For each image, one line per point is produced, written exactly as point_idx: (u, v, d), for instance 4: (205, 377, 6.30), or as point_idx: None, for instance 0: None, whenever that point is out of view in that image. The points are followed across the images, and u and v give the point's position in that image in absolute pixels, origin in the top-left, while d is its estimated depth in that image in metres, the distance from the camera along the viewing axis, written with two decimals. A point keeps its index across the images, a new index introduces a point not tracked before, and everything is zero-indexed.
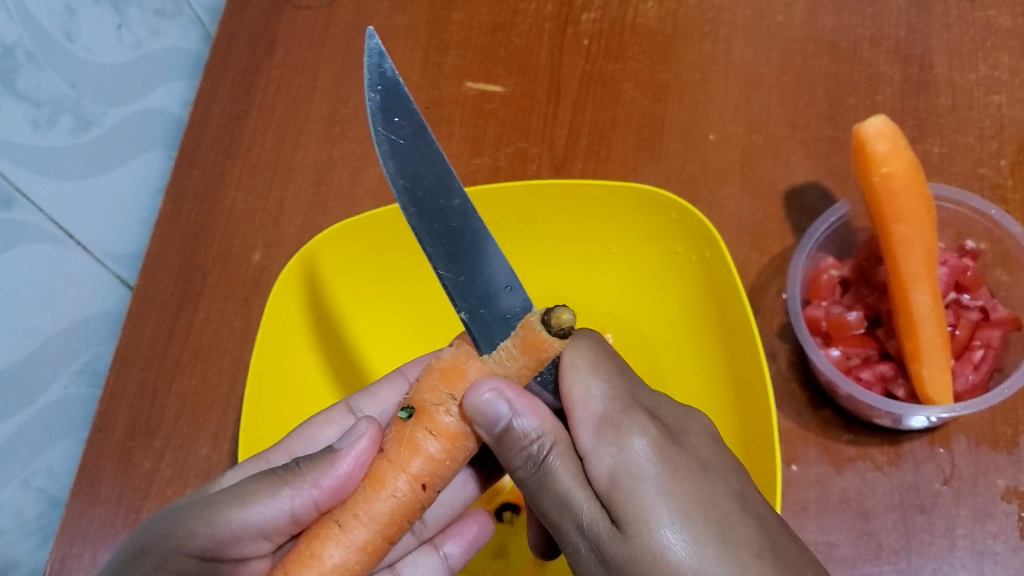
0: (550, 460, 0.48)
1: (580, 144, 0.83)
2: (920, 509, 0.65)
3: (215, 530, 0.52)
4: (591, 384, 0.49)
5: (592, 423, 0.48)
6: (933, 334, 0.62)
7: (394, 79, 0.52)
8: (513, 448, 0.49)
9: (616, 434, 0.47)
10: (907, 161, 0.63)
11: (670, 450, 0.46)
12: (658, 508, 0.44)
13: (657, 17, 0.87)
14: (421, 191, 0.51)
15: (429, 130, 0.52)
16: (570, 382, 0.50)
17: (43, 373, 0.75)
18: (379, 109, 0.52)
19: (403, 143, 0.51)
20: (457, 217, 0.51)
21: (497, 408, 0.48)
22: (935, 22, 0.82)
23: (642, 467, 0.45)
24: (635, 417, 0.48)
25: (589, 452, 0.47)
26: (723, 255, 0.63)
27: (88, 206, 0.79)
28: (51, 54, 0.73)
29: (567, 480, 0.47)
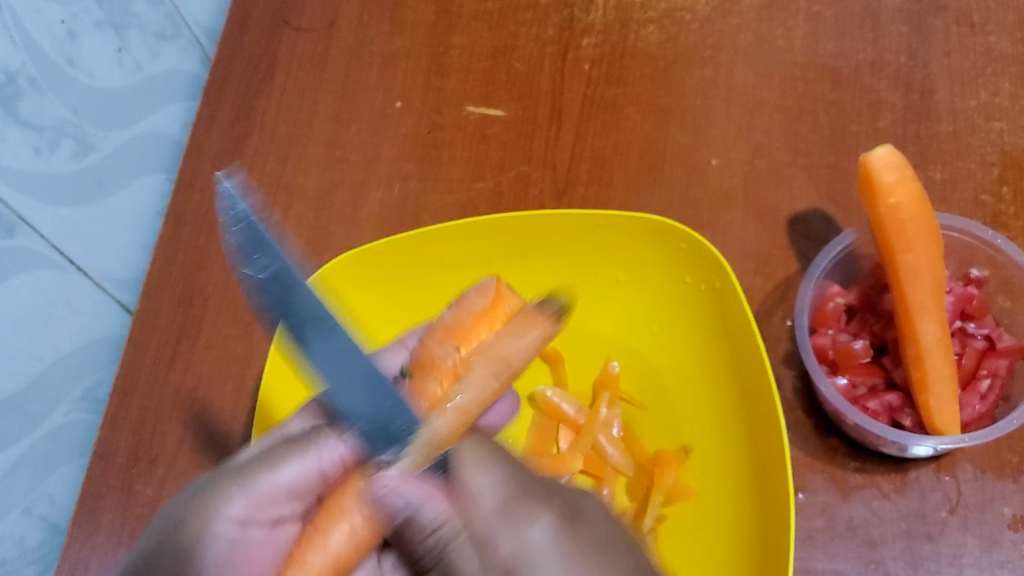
0: (454, 546, 0.45)
1: (582, 168, 0.83)
2: (926, 537, 0.65)
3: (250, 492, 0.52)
4: (485, 477, 0.45)
5: (489, 515, 0.44)
6: (939, 364, 0.62)
7: (250, 217, 0.47)
8: (415, 539, 0.46)
9: (515, 523, 0.43)
10: (914, 192, 0.64)
11: (571, 542, 0.43)
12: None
13: (658, 41, 0.87)
14: (306, 323, 0.49)
15: (294, 267, 0.48)
16: (462, 474, 0.46)
17: (45, 401, 0.74)
18: (238, 239, 0.47)
19: (269, 279, 0.48)
20: (337, 342, 0.49)
21: (398, 500, 0.45)
22: (935, 49, 0.82)
23: (541, 555, 0.42)
24: (534, 507, 0.44)
25: (490, 541, 0.43)
26: (733, 286, 0.63)
27: (88, 231, 0.78)
28: (52, 80, 0.72)
29: (472, 567, 0.44)
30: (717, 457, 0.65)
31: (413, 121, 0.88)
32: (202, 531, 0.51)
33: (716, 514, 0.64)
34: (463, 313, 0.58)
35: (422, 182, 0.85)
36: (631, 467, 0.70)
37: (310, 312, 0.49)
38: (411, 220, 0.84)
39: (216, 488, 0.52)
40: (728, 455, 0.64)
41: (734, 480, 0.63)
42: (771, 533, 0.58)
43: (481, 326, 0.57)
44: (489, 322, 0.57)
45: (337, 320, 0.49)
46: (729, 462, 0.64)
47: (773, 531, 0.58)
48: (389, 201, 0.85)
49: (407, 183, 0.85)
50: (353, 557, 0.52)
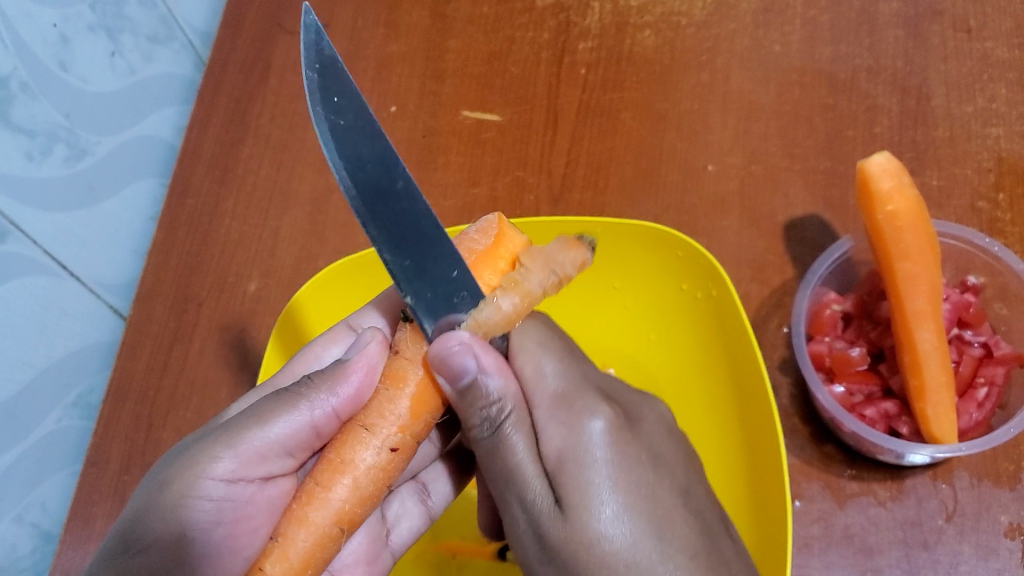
0: (505, 425, 0.49)
1: (577, 174, 0.83)
2: (923, 545, 0.64)
3: (236, 448, 0.52)
4: (546, 366, 0.51)
5: (546, 400, 0.49)
6: (937, 372, 0.62)
7: (332, 57, 0.52)
8: (472, 407, 0.49)
9: (569, 412, 0.48)
10: (911, 200, 0.64)
11: (624, 435, 0.47)
12: (603, 483, 0.45)
13: (654, 46, 0.87)
14: (367, 176, 0.50)
15: (371, 112, 0.52)
16: (521, 361, 0.51)
17: (38, 407, 0.74)
18: (319, 88, 0.51)
19: (343, 125, 0.51)
20: (402, 199, 0.50)
21: (463, 362, 0.47)
22: (932, 54, 0.82)
23: (591, 448, 0.46)
24: (588, 400, 0.49)
25: (543, 425, 0.48)
26: (731, 294, 0.63)
27: (81, 236, 0.77)
28: (45, 84, 0.72)
29: (521, 445, 0.48)
30: (710, 461, 0.65)
31: (408, 125, 0.88)
32: (186, 493, 0.51)
33: None
34: (466, 247, 0.57)
35: (417, 188, 0.85)
36: None
37: (372, 165, 0.50)
38: None
39: (204, 443, 0.52)
40: (725, 464, 0.64)
41: (731, 488, 0.63)
42: (767, 543, 0.57)
43: (484, 267, 0.56)
44: (493, 263, 0.56)
45: (399, 180, 0.51)
46: (726, 470, 0.64)
47: (770, 541, 0.57)
48: None
49: None
50: (334, 537, 0.53)
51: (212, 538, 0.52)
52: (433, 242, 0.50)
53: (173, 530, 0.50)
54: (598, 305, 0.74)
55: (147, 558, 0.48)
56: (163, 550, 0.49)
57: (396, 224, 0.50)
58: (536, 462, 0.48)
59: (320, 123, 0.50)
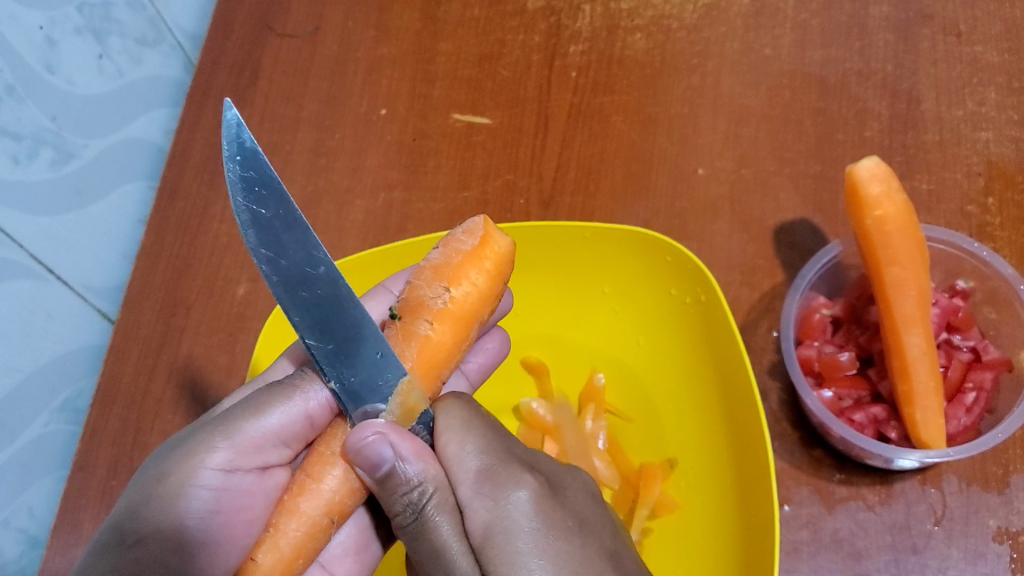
0: (429, 508, 0.46)
1: (567, 178, 0.82)
2: (911, 550, 0.65)
3: (231, 438, 0.52)
4: (466, 443, 0.48)
5: (469, 479, 0.47)
6: (926, 377, 0.62)
7: (254, 150, 0.49)
8: (394, 494, 0.47)
9: (494, 488, 0.46)
10: (899, 204, 0.64)
11: (549, 506, 0.45)
12: (531, 558, 0.43)
13: (645, 49, 0.87)
14: (286, 266, 0.49)
15: (293, 201, 0.50)
16: (445, 440, 0.49)
17: (24, 412, 0.73)
18: (238, 180, 0.49)
19: (265, 217, 0.49)
20: (323, 287, 0.50)
21: (381, 452, 0.47)
22: (922, 58, 0.82)
23: (516, 520, 0.44)
24: (514, 472, 0.47)
25: (467, 504, 0.46)
26: (719, 299, 0.63)
27: (68, 240, 0.77)
28: (31, 88, 0.71)
29: (445, 527, 0.45)
30: (700, 462, 0.65)
31: (398, 128, 0.88)
32: (182, 482, 0.50)
33: (706, 523, 0.63)
34: (452, 248, 0.58)
35: (407, 191, 0.84)
36: (616, 481, 0.69)
37: (292, 253, 0.50)
38: (396, 229, 0.83)
39: (197, 437, 0.52)
40: (713, 467, 0.64)
41: (719, 492, 0.63)
42: (754, 547, 0.57)
43: (471, 267, 0.58)
44: (479, 264, 0.58)
45: (320, 266, 0.50)
46: (715, 473, 0.64)
47: (757, 545, 0.57)
48: (374, 209, 0.84)
49: (391, 191, 0.85)
50: (325, 528, 0.53)
51: (212, 532, 0.51)
52: (358, 328, 0.51)
53: (171, 521, 0.49)
54: (589, 309, 0.74)
55: (146, 548, 0.48)
56: (162, 540, 0.48)
57: (321, 312, 0.50)
58: (464, 542, 0.45)
59: (241, 214, 0.49)
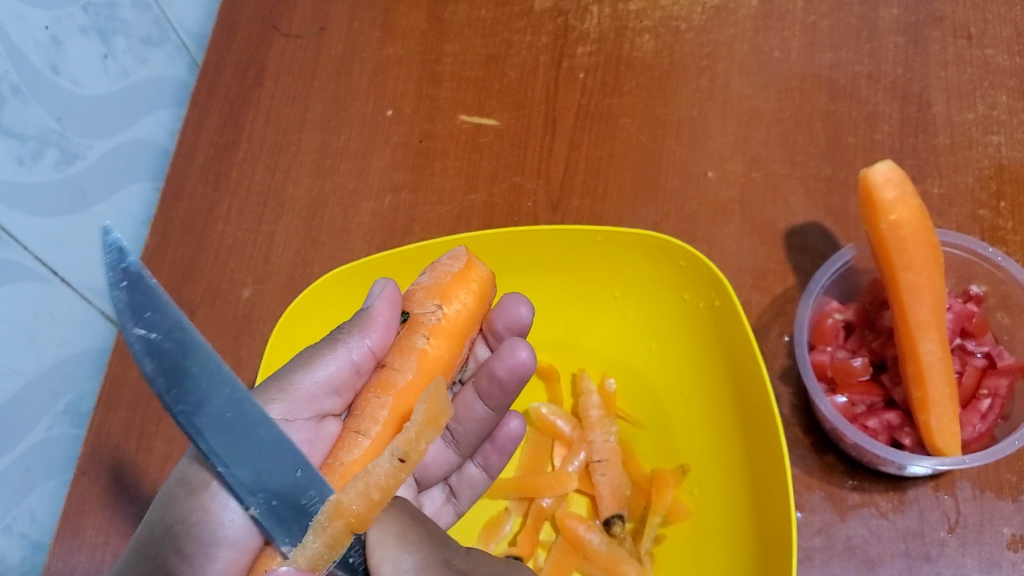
0: None
1: (576, 179, 0.82)
2: (925, 558, 0.64)
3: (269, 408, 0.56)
4: (401, 560, 0.49)
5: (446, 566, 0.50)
6: (941, 384, 0.62)
7: (143, 275, 0.50)
8: None
9: None
10: (915, 209, 0.63)
11: None
12: None
13: (653, 51, 0.86)
14: (191, 396, 0.49)
15: (189, 323, 0.50)
16: (379, 559, 0.50)
17: (27, 417, 0.73)
18: (127, 308, 0.49)
19: (160, 343, 0.49)
20: (230, 409, 0.50)
21: None
22: (932, 61, 0.81)
23: None
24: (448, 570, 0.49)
25: None
26: (733, 303, 0.62)
27: (72, 242, 0.76)
28: (36, 86, 0.70)
29: None
30: (712, 468, 0.65)
31: (404, 130, 0.87)
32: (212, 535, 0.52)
33: (718, 529, 0.63)
34: (441, 271, 0.63)
35: (414, 193, 0.84)
36: (628, 487, 0.70)
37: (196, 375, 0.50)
38: (402, 231, 0.82)
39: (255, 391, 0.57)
40: (727, 472, 0.63)
41: (731, 499, 0.63)
42: (768, 555, 0.57)
43: (460, 288, 0.63)
44: (466, 286, 0.63)
45: (226, 386, 0.50)
46: (728, 478, 0.63)
47: (771, 553, 0.57)
48: (380, 212, 0.83)
49: (398, 193, 0.84)
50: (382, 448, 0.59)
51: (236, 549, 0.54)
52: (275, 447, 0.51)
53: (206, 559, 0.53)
54: (601, 314, 0.73)
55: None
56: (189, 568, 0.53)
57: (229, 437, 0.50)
58: None
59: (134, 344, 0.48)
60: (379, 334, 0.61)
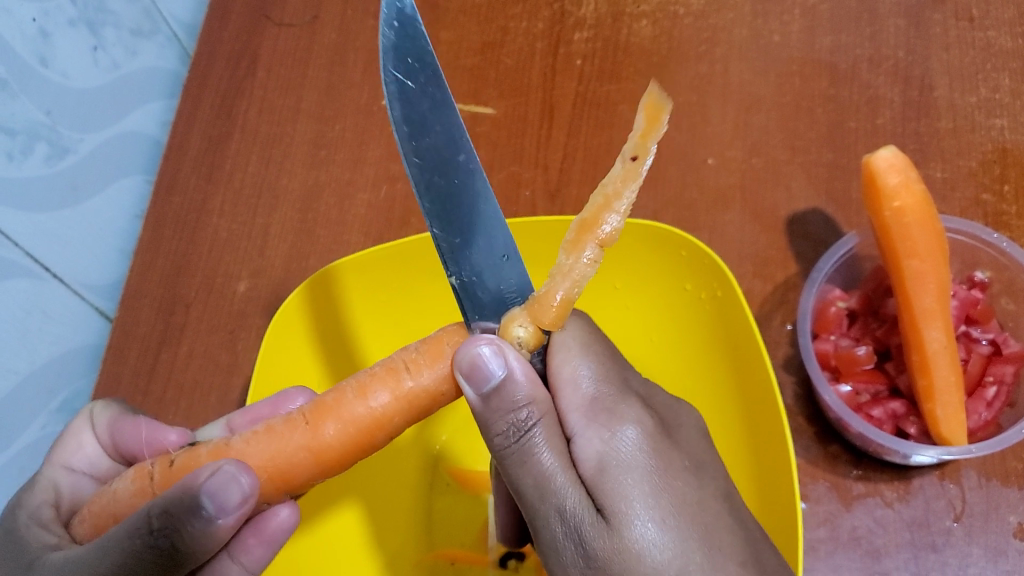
0: (534, 432, 0.47)
1: (575, 168, 0.80)
2: (931, 547, 0.63)
3: (202, 490, 0.44)
4: (580, 366, 0.52)
5: (582, 407, 0.50)
6: (947, 372, 0.61)
7: (411, 21, 0.49)
8: (495, 415, 0.47)
9: (608, 419, 0.49)
10: (918, 195, 0.62)
11: (659, 440, 0.49)
12: (644, 497, 0.46)
13: (651, 36, 0.85)
14: (434, 138, 0.48)
15: (441, 76, 0.49)
16: (559, 359, 0.52)
17: (21, 415, 0.71)
18: (391, 47, 0.48)
19: (416, 98, 0.48)
20: (456, 147, 0.49)
21: (491, 365, 0.46)
22: (934, 43, 0.80)
23: (632, 453, 0.47)
24: (624, 405, 0.50)
25: (578, 435, 0.49)
26: (737, 295, 0.61)
27: (64, 237, 0.75)
28: (23, 80, 0.69)
29: (550, 455, 0.46)
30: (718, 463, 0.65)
31: None
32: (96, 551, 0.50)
33: None
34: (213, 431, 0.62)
35: (410, 184, 0.83)
36: None
37: (431, 96, 0.49)
38: (398, 223, 0.81)
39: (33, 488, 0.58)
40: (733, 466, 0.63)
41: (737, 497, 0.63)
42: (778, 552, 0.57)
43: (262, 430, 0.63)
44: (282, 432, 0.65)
45: (441, 124, 0.49)
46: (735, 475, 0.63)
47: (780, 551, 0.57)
48: (376, 203, 0.82)
49: (394, 184, 0.83)
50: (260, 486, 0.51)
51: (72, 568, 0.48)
52: (490, 225, 0.50)
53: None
54: (603, 306, 0.73)
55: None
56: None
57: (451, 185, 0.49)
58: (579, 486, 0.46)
59: (386, 46, 0.48)
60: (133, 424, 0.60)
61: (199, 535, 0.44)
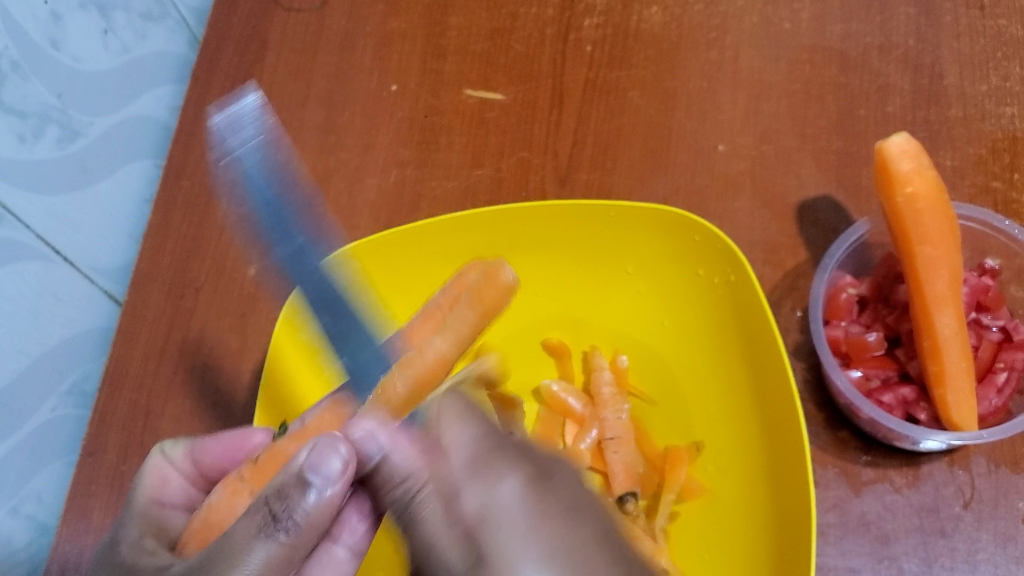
0: (420, 498, 0.45)
1: (584, 155, 0.81)
2: (940, 533, 0.63)
3: (306, 468, 0.45)
4: (458, 431, 0.46)
5: (461, 466, 0.45)
6: (958, 358, 0.61)
7: (262, 145, 0.55)
8: (390, 482, 0.47)
9: (480, 476, 0.44)
10: (930, 181, 0.63)
11: (540, 498, 0.43)
12: (520, 548, 0.41)
13: (662, 23, 0.85)
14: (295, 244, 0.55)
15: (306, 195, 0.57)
16: (440, 428, 0.47)
17: (34, 396, 0.71)
18: (241, 172, 0.54)
19: (271, 208, 0.54)
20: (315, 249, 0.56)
21: (337, 456, 0.45)
22: (945, 31, 0.80)
23: (505, 510, 0.42)
24: (502, 459, 0.44)
25: (455, 493, 0.44)
26: (750, 279, 0.62)
27: (74, 220, 0.75)
28: (35, 62, 0.69)
29: (433, 521, 0.44)
30: (725, 444, 0.65)
31: (409, 104, 0.86)
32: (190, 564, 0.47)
33: (734, 508, 0.64)
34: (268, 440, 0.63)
35: (419, 169, 0.83)
36: (641, 464, 0.70)
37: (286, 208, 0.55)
38: (409, 208, 0.81)
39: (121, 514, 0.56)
40: (741, 447, 0.64)
41: (746, 477, 0.63)
42: (789, 534, 0.57)
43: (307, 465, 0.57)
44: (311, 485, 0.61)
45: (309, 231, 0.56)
46: (745, 456, 0.63)
47: (791, 531, 0.57)
48: (385, 188, 0.82)
49: (403, 169, 0.83)
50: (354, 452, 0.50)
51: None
52: None
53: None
54: (611, 292, 0.73)
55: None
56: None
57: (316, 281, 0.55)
58: (453, 533, 0.44)
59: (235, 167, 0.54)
60: (217, 443, 0.61)
61: (310, 513, 0.45)
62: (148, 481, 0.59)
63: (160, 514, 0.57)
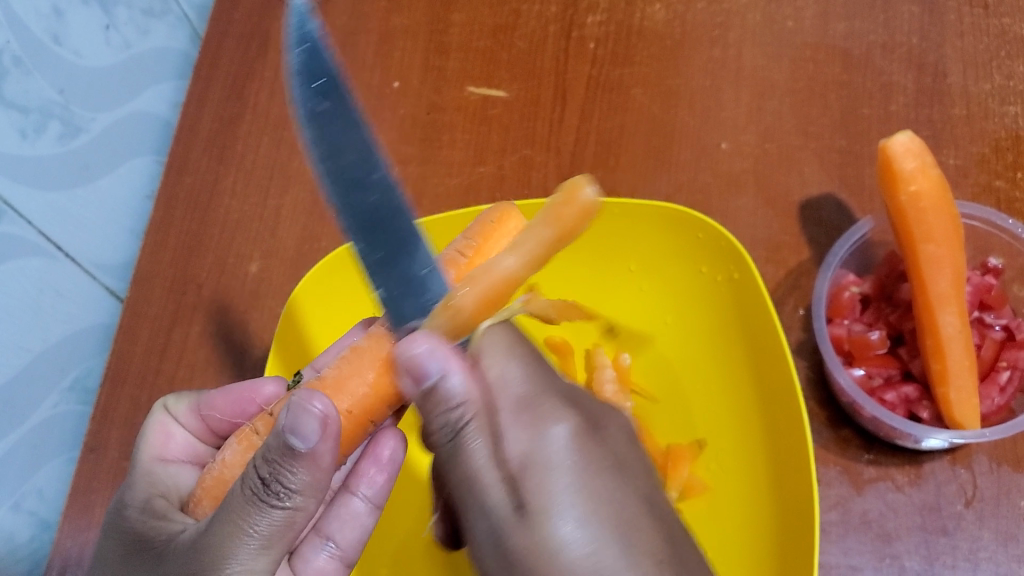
0: (467, 429, 0.40)
1: (587, 153, 0.81)
2: (942, 531, 0.63)
3: (287, 430, 0.43)
4: (507, 365, 0.42)
5: (508, 404, 0.40)
6: (961, 356, 0.61)
7: (315, 41, 0.47)
8: (435, 411, 0.42)
9: (531, 418, 0.40)
10: (934, 179, 0.62)
11: (592, 446, 0.39)
12: (567, 500, 0.37)
13: (665, 20, 0.85)
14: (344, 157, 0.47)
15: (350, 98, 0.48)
16: (486, 359, 0.43)
17: (36, 392, 0.71)
18: (302, 71, 0.47)
19: (323, 112, 0.47)
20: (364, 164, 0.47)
21: (427, 367, 0.42)
22: (948, 29, 0.80)
23: (556, 456, 0.38)
24: (555, 402, 0.40)
25: (503, 430, 0.40)
26: (753, 276, 0.62)
27: (76, 217, 0.75)
28: (37, 57, 0.69)
29: (479, 454, 0.40)
30: (727, 441, 0.66)
31: (411, 101, 0.86)
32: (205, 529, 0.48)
33: (737, 505, 0.64)
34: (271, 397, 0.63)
35: (422, 166, 0.83)
36: (658, 446, 0.67)
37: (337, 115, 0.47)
38: (411, 206, 0.81)
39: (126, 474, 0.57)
40: (744, 442, 0.64)
41: (748, 473, 0.63)
42: (792, 529, 0.57)
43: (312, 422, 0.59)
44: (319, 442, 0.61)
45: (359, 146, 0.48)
46: (748, 451, 0.64)
47: (796, 526, 0.57)
48: None
49: (405, 166, 0.83)
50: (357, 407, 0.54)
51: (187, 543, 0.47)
52: (406, 239, 0.48)
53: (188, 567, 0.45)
54: (613, 289, 0.73)
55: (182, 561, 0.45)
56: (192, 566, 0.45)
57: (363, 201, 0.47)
58: (497, 471, 0.39)
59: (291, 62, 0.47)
60: (219, 397, 0.61)
61: (302, 470, 0.44)
62: (153, 440, 0.59)
63: (164, 473, 0.58)
